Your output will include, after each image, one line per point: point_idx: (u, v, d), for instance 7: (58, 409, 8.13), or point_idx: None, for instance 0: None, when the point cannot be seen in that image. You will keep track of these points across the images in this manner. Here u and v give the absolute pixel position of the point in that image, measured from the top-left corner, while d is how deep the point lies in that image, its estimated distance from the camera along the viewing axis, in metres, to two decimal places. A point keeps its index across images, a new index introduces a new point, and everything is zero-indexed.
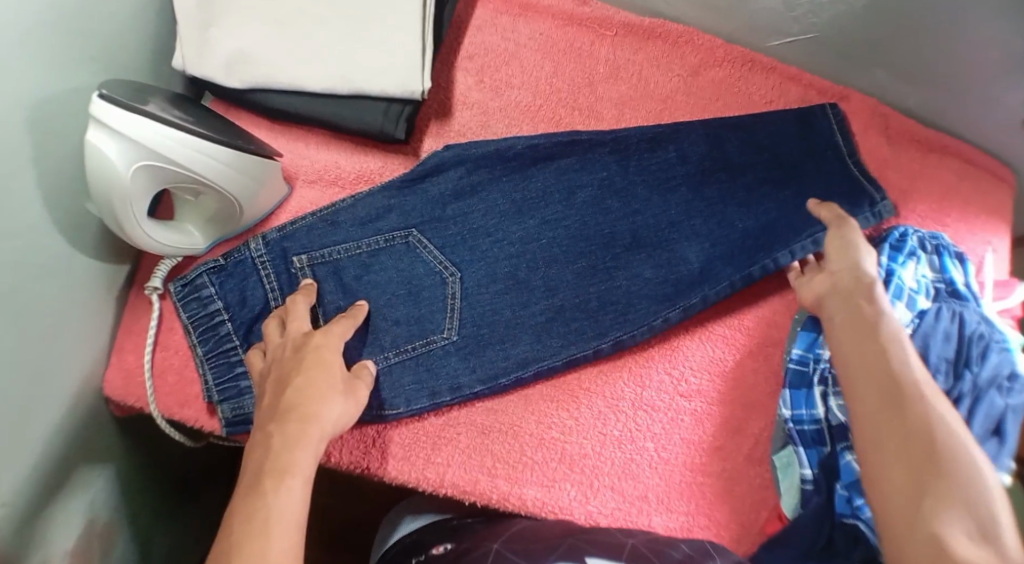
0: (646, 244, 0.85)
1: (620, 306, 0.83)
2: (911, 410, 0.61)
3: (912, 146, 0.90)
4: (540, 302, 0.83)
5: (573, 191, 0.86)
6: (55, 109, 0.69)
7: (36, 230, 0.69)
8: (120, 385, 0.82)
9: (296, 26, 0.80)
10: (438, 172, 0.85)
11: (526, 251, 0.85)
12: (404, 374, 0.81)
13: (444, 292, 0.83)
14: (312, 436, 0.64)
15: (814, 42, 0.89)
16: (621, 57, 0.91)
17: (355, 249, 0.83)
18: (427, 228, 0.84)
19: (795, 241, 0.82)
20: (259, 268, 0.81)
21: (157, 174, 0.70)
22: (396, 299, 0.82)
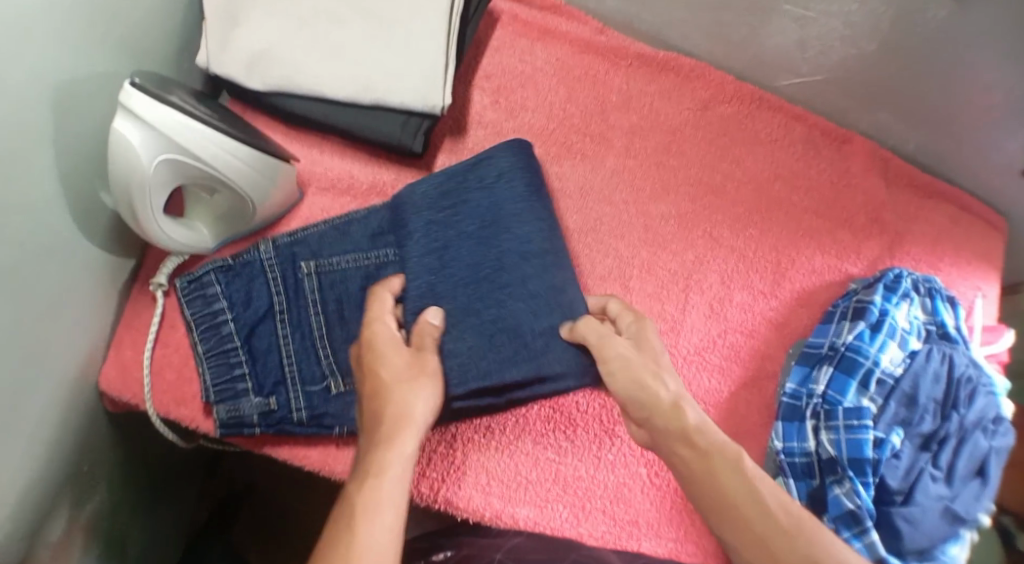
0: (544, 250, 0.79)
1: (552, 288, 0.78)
2: (735, 470, 0.66)
3: (911, 190, 0.93)
4: (527, 319, 0.78)
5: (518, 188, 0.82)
6: (78, 95, 0.70)
7: (48, 216, 0.69)
8: (115, 378, 0.81)
9: (323, 33, 0.81)
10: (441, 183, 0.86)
11: (512, 255, 0.79)
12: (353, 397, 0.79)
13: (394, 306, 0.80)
14: (404, 436, 0.67)
15: (822, 83, 0.91)
16: (633, 86, 0.93)
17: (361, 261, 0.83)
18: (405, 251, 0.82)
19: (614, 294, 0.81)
20: (266, 271, 0.82)
21: (178, 168, 0.71)
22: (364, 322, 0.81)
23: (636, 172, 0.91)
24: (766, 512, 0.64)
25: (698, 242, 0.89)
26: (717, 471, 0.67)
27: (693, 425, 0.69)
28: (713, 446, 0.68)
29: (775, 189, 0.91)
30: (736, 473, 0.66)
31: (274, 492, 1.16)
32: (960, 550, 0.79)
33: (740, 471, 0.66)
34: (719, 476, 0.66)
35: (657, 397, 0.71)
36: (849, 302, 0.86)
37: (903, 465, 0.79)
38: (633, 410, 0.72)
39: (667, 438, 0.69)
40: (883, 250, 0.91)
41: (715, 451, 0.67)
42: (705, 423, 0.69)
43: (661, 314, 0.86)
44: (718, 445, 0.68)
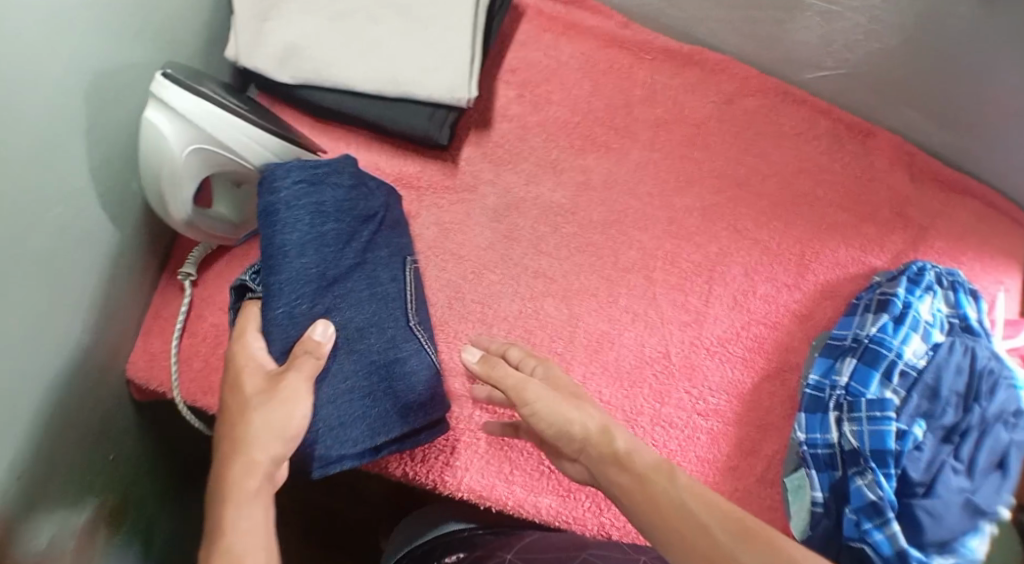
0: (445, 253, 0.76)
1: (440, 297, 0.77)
2: (633, 466, 0.61)
3: (934, 185, 0.93)
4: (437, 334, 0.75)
5: (321, 208, 0.73)
6: (110, 87, 0.70)
7: (79, 206, 0.70)
8: (145, 367, 0.83)
9: (346, 22, 0.81)
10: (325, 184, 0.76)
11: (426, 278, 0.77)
12: (360, 406, 0.71)
13: (406, 313, 0.77)
14: (245, 482, 0.58)
15: (846, 77, 0.91)
16: (658, 81, 0.92)
17: (338, 234, 0.74)
18: (379, 247, 0.77)
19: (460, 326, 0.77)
20: None
21: (208, 158, 0.72)
22: (356, 311, 0.73)
23: (661, 165, 0.90)
24: (697, 505, 0.58)
25: (722, 235, 0.89)
26: (651, 490, 0.59)
27: (624, 448, 0.62)
28: (618, 448, 0.62)
29: (799, 183, 0.91)
30: (653, 471, 0.60)
31: (303, 489, 1.12)
32: (980, 544, 0.79)
33: (643, 468, 0.60)
34: (630, 480, 0.60)
35: (584, 430, 0.63)
36: (873, 295, 0.87)
37: (925, 457, 0.80)
38: (564, 449, 0.64)
39: (600, 467, 0.62)
40: (907, 244, 0.91)
41: (608, 447, 0.62)
42: (607, 428, 0.63)
43: (684, 306, 0.87)
44: (642, 466, 0.61)
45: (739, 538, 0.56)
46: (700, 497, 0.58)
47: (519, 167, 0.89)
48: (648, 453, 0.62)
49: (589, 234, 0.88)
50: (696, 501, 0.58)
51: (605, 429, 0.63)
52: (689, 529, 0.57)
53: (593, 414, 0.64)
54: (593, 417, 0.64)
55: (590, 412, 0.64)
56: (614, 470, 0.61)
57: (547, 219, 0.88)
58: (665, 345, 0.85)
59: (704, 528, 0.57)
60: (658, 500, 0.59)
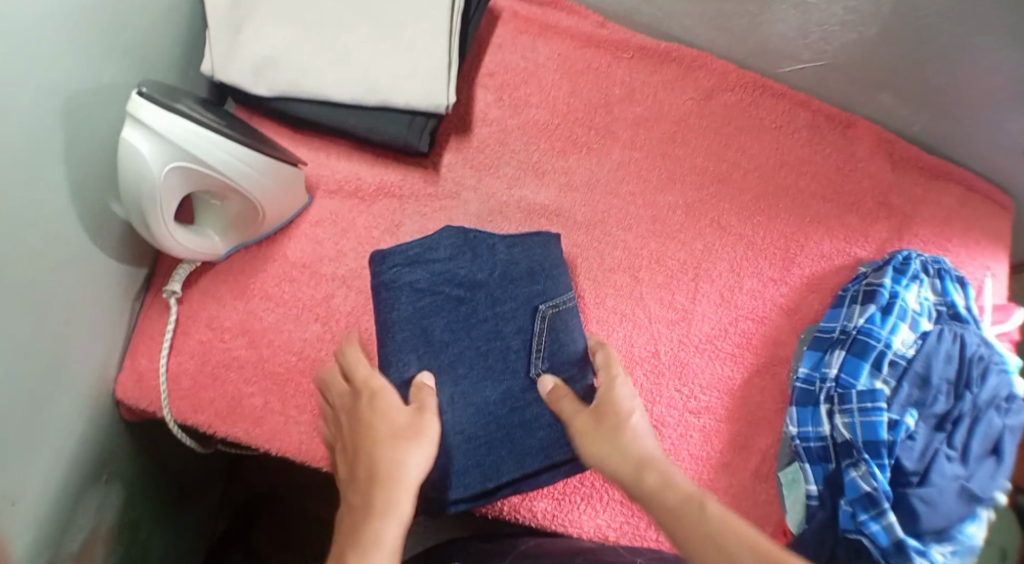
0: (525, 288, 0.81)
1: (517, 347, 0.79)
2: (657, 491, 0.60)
3: (917, 173, 0.93)
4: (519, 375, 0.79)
5: (434, 281, 0.80)
6: (86, 108, 0.70)
7: (61, 229, 0.70)
8: (133, 388, 0.82)
9: (321, 31, 0.81)
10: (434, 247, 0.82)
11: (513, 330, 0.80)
12: (469, 454, 0.77)
13: (529, 363, 0.79)
14: (399, 503, 0.63)
15: (824, 68, 0.91)
16: (636, 79, 0.92)
17: (444, 302, 0.80)
18: (500, 305, 0.81)
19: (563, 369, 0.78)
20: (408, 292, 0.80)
21: (188, 176, 0.71)
22: (472, 371, 0.79)
23: (642, 164, 0.90)
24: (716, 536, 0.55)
25: (706, 231, 0.89)
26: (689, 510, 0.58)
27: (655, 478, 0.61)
28: (645, 476, 0.61)
29: (781, 176, 0.91)
30: (680, 500, 0.58)
31: (300, 500, 1.12)
32: (977, 529, 0.80)
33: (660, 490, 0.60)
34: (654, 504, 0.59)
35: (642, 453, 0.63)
36: (860, 286, 0.87)
37: (917, 446, 0.80)
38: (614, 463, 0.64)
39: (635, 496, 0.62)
40: (892, 233, 0.92)
41: (635, 471, 0.62)
42: (639, 454, 0.63)
43: (672, 304, 0.86)
44: (686, 491, 0.59)
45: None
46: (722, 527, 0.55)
47: (501, 171, 0.88)
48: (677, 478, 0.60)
49: (574, 236, 0.87)
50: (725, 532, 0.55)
51: (634, 456, 0.63)
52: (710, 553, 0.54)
53: (630, 439, 0.65)
54: (629, 444, 0.65)
55: (631, 438, 0.65)
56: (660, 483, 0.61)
57: (531, 221, 0.87)
58: (654, 344, 0.85)
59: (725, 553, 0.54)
60: (678, 524, 0.57)
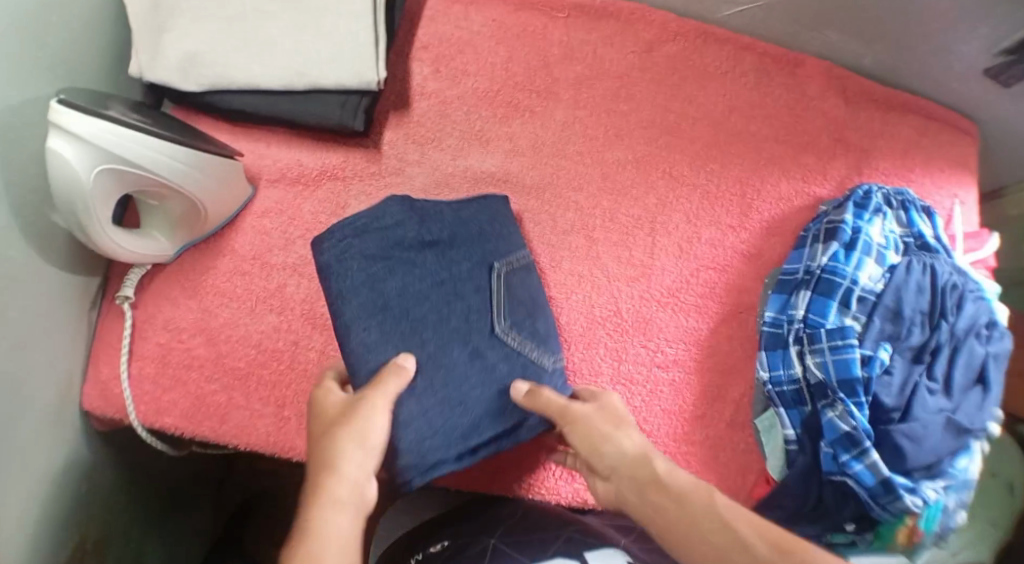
0: (476, 243, 0.80)
1: (475, 306, 0.78)
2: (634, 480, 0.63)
3: (871, 105, 0.92)
4: (483, 329, 0.77)
5: (384, 251, 0.77)
6: (16, 122, 0.70)
7: (5, 244, 0.70)
8: (98, 398, 0.82)
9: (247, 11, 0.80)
10: (381, 214, 0.78)
11: (470, 286, 0.78)
12: (436, 414, 0.74)
13: (493, 321, 0.78)
14: (329, 486, 0.60)
15: (765, 9, 0.90)
16: (574, 37, 0.90)
17: (394, 266, 0.77)
18: (455, 265, 0.79)
19: (527, 324, 0.79)
20: (357, 257, 0.76)
21: (122, 178, 0.71)
22: (438, 333, 0.76)
23: (588, 123, 0.89)
24: (675, 514, 0.58)
25: (659, 185, 0.88)
26: (678, 517, 0.58)
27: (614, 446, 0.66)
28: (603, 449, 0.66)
29: (732, 121, 0.90)
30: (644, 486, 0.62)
31: (295, 495, 1.12)
32: (969, 463, 0.79)
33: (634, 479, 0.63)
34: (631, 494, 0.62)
35: (624, 451, 0.65)
36: (821, 225, 0.86)
37: (896, 382, 0.78)
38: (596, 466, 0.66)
39: (622, 489, 0.63)
40: (850, 167, 0.90)
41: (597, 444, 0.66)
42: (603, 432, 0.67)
43: (630, 261, 0.85)
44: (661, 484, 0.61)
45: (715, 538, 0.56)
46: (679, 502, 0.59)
47: (444, 144, 0.87)
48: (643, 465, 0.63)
49: (524, 201, 0.86)
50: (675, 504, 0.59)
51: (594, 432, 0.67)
52: (676, 528, 0.58)
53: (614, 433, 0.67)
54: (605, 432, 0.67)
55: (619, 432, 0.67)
56: (647, 490, 0.61)
57: (479, 191, 0.86)
58: (615, 303, 0.84)
59: (687, 525, 0.58)
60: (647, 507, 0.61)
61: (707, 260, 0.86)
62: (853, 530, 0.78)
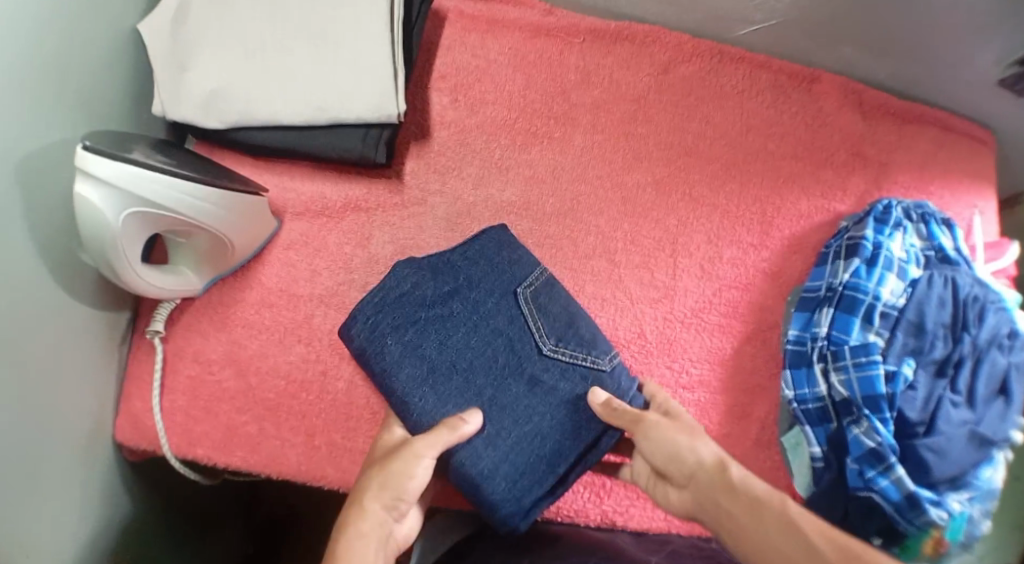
0: (495, 276, 0.80)
1: (514, 339, 0.78)
2: (713, 487, 0.62)
3: (889, 119, 0.92)
4: (530, 359, 0.78)
5: (411, 313, 0.78)
6: (44, 166, 0.71)
7: (35, 286, 0.71)
8: (131, 431, 0.83)
9: (245, 12, 0.82)
10: (402, 277, 0.78)
11: (502, 320, 0.79)
12: (512, 452, 0.74)
13: (538, 345, 0.78)
14: (358, 526, 0.63)
15: (779, 27, 0.90)
16: (590, 62, 0.91)
17: (427, 325, 0.78)
18: (480, 306, 0.79)
19: (571, 342, 0.79)
20: (387, 321, 0.77)
21: (149, 220, 0.72)
22: (490, 375, 0.77)
23: (606, 147, 0.89)
24: (748, 520, 0.58)
25: (679, 206, 0.88)
26: (753, 527, 0.58)
27: (682, 452, 0.66)
28: (677, 457, 0.66)
29: (749, 140, 0.90)
30: (717, 492, 0.62)
31: (324, 519, 1.13)
32: (993, 472, 0.79)
33: (711, 487, 0.63)
34: (707, 500, 0.62)
35: (702, 459, 0.65)
36: (841, 241, 0.86)
37: (920, 396, 0.78)
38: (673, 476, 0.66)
39: (704, 494, 0.63)
40: (869, 183, 0.91)
41: (667, 450, 0.67)
42: (673, 437, 0.67)
43: (652, 283, 0.86)
44: (734, 489, 0.61)
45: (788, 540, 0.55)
46: (751, 504, 0.59)
47: (465, 172, 0.88)
48: (717, 471, 0.63)
49: (546, 227, 0.87)
50: (746, 508, 0.59)
51: (665, 438, 0.68)
52: (749, 531, 0.58)
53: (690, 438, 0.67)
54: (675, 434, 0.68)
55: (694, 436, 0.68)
56: (722, 497, 0.61)
57: (500, 218, 0.87)
58: (639, 325, 0.85)
59: (759, 526, 0.57)
60: (720, 510, 0.61)
61: (729, 279, 0.87)
62: (879, 545, 0.79)
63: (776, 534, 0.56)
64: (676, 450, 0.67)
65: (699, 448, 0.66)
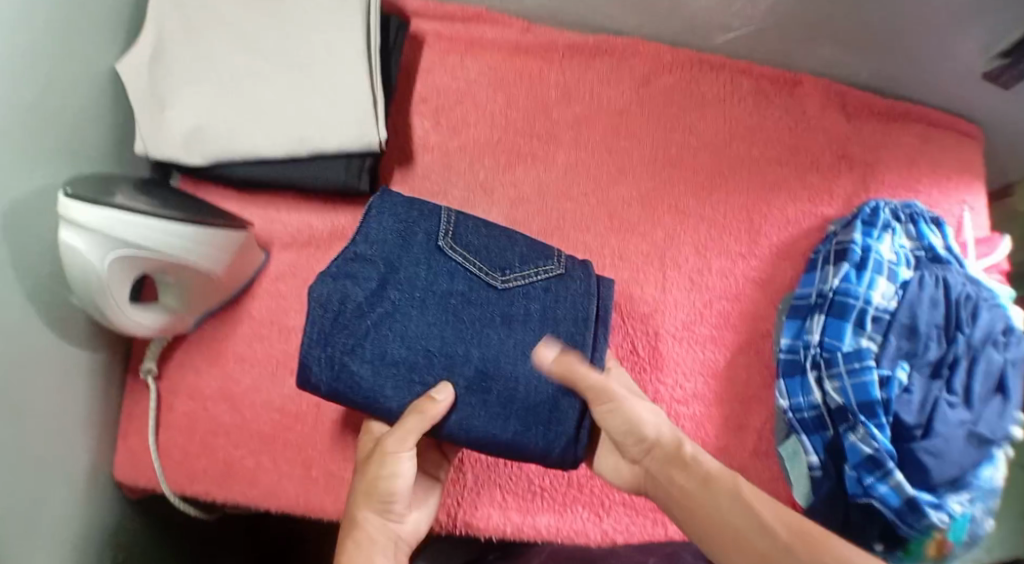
0: (411, 241, 0.74)
1: (463, 295, 0.74)
2: (671, 466, 0.63)
3: (874, 118, 0.92)
4: (490, 305, 0.74)
5: (359, 320, 0.71)
6: (28, 213, 0.71)
7: (25, 332, 0.71)
8: (130, 468, 0.83)
9: (210, 24, 0.82)
10: (339, 286, 0.71)
11: (443, 277, 0.74)
12: (522, 405, 0.73)
13: (489, 283, 0.75)
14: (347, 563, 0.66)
15: (757, 33, 0.90)
16: (571, 79, 0.91)
17: (377, 324, 0.71)
18: (414, 280, 0.73)
19: (519, 274, 0.76)
20: (343, 331, 0.70)
21: (136, 263, 0.73)
22: (465, 333, 0.73)
23: (590, 163, 0.89)
24: (709, 504, 0.59)
25: (666, 219, 0.88)
26: (710, 509, 0.59)
27: (640, 426, 0.65)
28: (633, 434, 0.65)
29: (734, 148, 0.90)
30: (676, 472, 0.62)
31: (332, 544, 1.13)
32: (994, 471, 0.79)
33: (669, 465, 0.63)
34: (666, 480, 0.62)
35: (657, 434, 0.64)
36: (830, 245, 0.86)
37: (916, 399, 0.78)
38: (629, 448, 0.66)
39: (660, 469, 0.63)
40: (857, 185, 0.90)
41: (622, 424, 0.66)
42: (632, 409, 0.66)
43: (642, 298, 0.86)
44: (695, 470, 0.61)
45: (749, 525, 0.56)
46: (711, 488, 0.60)
47: (451, 195, 0.88)
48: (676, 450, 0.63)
49: None
50: (706, 492, 0.60)
51: (624, 412, 0.66)
52: (709, 516, 0.59)
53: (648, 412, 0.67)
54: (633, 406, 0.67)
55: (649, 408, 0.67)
56: (678, 474, 0.62)
57: None
58: (630, 340, 0.84)
59: (718, 512, 0.58)
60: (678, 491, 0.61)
61: (719, 289, 0.87)
62: (881, 550, 0.79)
63: (739, 522, 0.57)
64: (635, 425, 0.65)
65: (654, 423, 0.65)
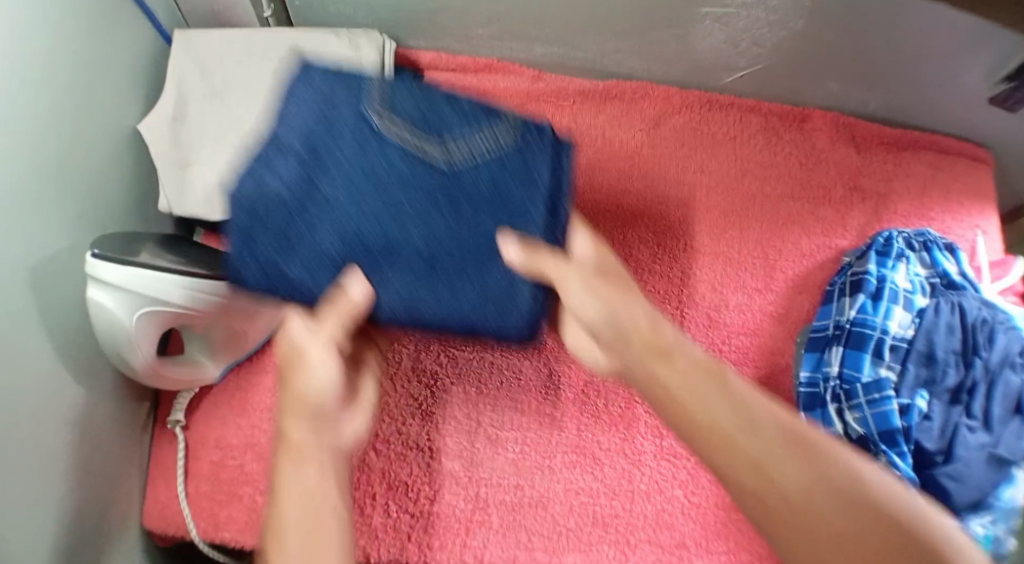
0: (339, 124, 0.59)
1: (398, 173, 0.58)
2: (660, 364, 0.52)
3: (883, 148, 0.93)
4: (436, 202, 0.59)
5: (287, 228, 0.58)
6: (57, 272, 0.72)
7: (57, 386, 0.72)
8: (158, 518, 0.84)
9: (235, 87, 0.88)
10: (261, 189, 0.58)
11: (374, 156, 0.59)
12: (476, 288, 0.59)
13: (430, 158, 0.59)
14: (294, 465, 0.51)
15: (764, 70, 0.91)
16: (582, 123, 0.92)
17: (303, 220, 0.58)
18: (340, 165, 0.58)
19: (470, 142, 0.60)
20: (269, 232, 0.58)
21: (161, 318, 0.74)
22: (405, 224, 0.58)
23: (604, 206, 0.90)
24: (722, 433, 0.48)
25: (682, 256, 0.89)
26: (703, 395, 0.50)
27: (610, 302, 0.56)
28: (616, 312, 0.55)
29: (745, 183, 0.92)
30: (667, 384, 0.51)
31: None
32: (1017, 491, 0.76)
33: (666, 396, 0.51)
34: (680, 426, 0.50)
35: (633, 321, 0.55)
36: (845, 277, 0.87)
37: (936, 425, 0.78)
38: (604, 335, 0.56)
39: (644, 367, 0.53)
40: (870, 215, 0.92)
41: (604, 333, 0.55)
42: (604, 298, 0.56)
43: None
44: (684, 362, 0.52)
45: (756, 430, 0.48)
46: (717, 414, 0.49)
47: None
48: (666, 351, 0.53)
49: None
50: (705, 415, 0.49)
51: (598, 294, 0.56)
52: (716, 415, 0.49)
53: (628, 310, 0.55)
54: (607, 296, 0.56)
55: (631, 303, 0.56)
56: (660, 367, 0.52)
57: None
58: None
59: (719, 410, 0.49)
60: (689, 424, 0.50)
61: (738, 324, 0.87)
62: None
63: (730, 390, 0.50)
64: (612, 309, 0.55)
65: (629, 309, 0.55)
